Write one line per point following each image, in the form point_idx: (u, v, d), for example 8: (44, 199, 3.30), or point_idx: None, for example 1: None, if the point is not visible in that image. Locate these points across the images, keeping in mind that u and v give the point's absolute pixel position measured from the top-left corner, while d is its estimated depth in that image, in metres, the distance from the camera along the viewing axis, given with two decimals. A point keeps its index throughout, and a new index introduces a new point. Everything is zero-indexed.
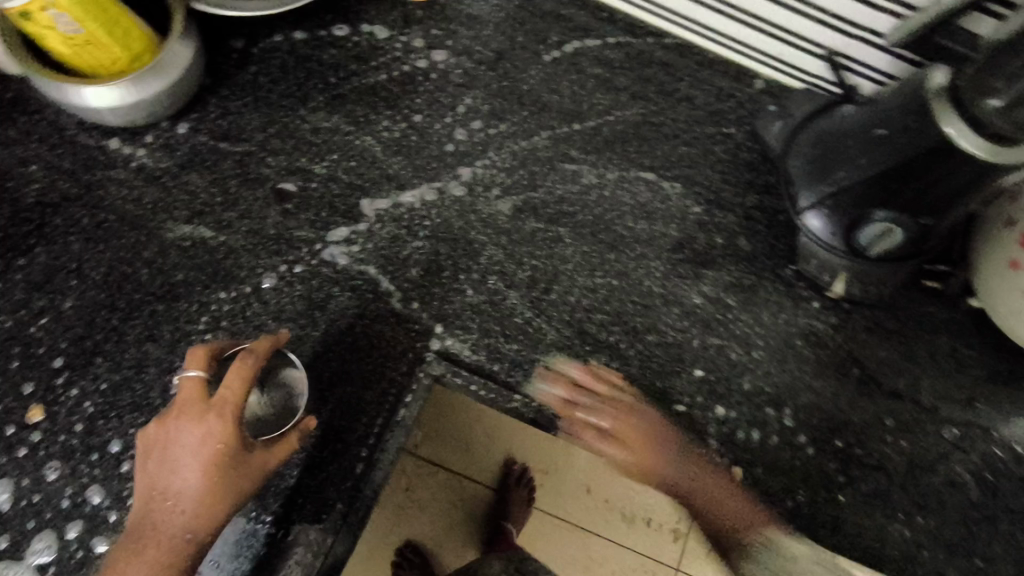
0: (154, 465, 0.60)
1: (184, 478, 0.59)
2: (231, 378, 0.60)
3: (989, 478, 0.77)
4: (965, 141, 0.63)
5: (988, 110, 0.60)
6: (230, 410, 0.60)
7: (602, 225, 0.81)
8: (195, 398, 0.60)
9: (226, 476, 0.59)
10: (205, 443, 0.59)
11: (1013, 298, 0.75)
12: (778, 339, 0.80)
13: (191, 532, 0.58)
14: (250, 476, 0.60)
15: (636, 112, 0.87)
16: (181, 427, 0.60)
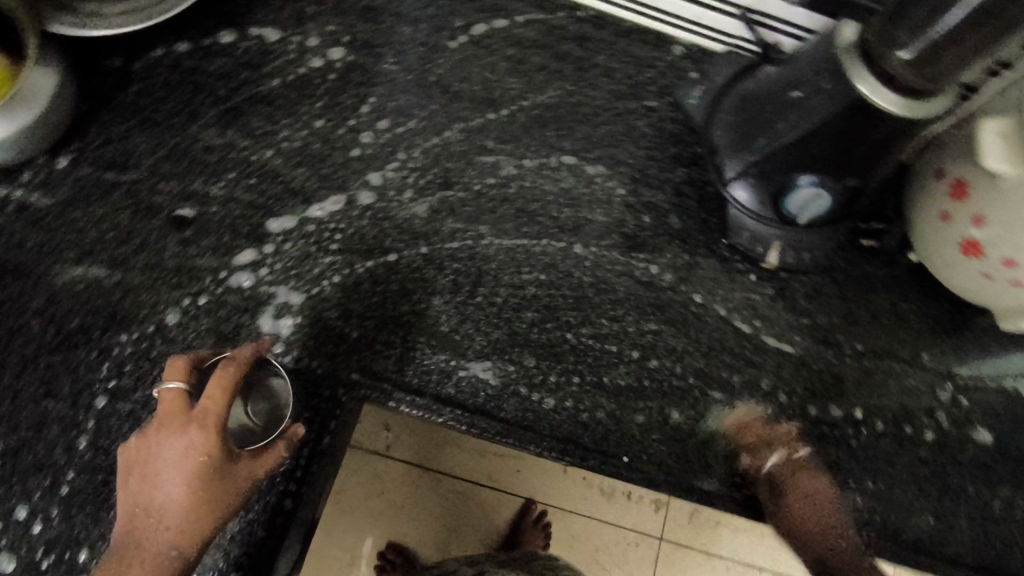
0: (138, 482, 0.58)
1: (169, 492, 0.56)
2: (211, 389, 0.57)
3: (938, 434, 0.77)
4: (880, 97, 0.61)
5: (897, 64, 0.59)
6: (212, 421, 0.56)
7: (526, 217, 0.77)
8: (176, 411, 0.57)
9: (210, 490, 0.57)
10: (188, 457, 0.56)
11: (950, 250, 0.74)
12: (715, 317, 0.77)
13: (177, 549, 0.56)
14: (234, 487, 0.58)
15: (552, 94, 0.83)
16: (163, 441, 0.57)
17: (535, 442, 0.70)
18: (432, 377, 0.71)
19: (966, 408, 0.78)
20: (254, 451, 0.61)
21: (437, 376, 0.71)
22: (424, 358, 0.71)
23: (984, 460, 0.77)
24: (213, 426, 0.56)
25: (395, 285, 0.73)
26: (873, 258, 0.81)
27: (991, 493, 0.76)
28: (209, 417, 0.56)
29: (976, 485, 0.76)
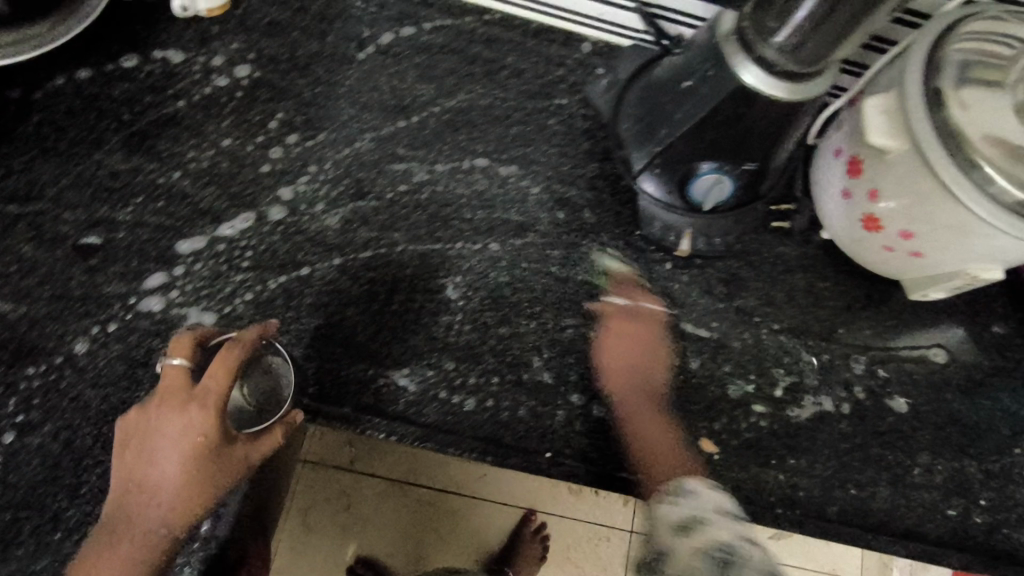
0: (137, 454, 0.60)
1: (164, 469, 0.59)
2: (214, 372, 0.58)
3: (855, 406, 0.79)
4: (768, 87, 0.64)
5: (772, 57, 0.62)
6: (212, 403, 0.58)
7: (439, 222, 0.78)
8: (176, 390, 0.59)
9: (203, 471, 0.59)
10: (184, 438, 0.58)
11: (853, 227, 0.76)
12: (633, 308, 0.79)
13: (169, 522, 0.59)
14: (229, 469, 0.60)
15: (462, 98, 0.84)
16: (161, 419, 0.59)
17: (457, 444, 0.71)
18: (351, 388, 0.71)
19: (882, 380, 0.81)
20: (253, 434, 0.62)
21: (356, 386, 0.71)
22: (343, 369, 0.72)
23: (900, 428, 0.79)
24: (212, 410, 0.58)
25: (310, 298, 0.73)
26: (786, 238, 0.84)
27: (911, 460, 0.78)
28: (210, 399, 0.58)
29: (897, 453, 0.78)
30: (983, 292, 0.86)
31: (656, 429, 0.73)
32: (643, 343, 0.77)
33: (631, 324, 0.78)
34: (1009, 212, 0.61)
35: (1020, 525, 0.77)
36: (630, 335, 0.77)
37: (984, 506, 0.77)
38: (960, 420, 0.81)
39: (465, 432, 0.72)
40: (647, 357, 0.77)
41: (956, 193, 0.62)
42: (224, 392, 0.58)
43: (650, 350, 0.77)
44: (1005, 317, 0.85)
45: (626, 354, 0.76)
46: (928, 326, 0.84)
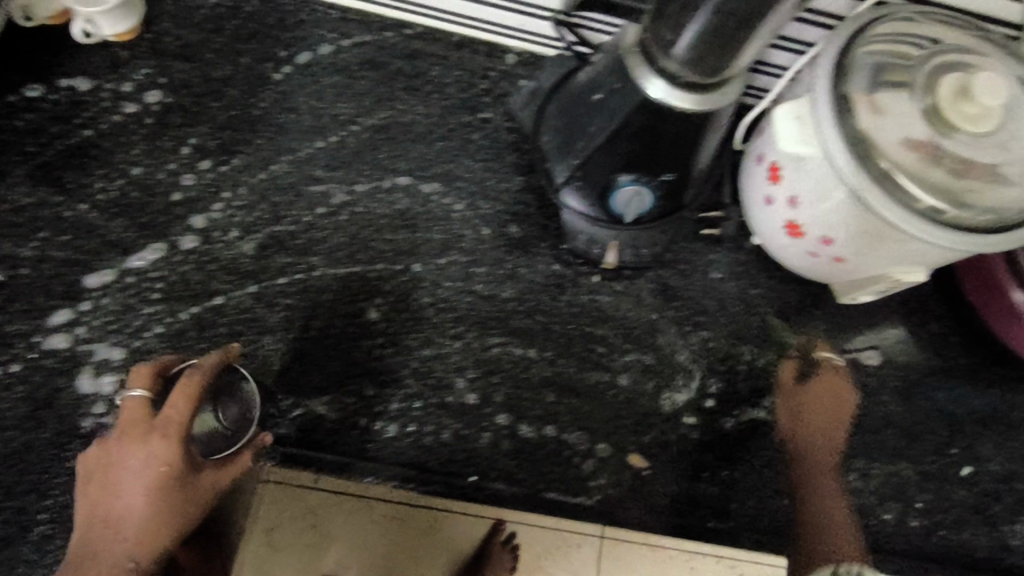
0: (97, 489, 0.57)
1: (130, 501, 0.56)
2: (175, 398, 0.56)
3: (789, 414, 0.78)
4: (677, 99, 0.63)
5: (677, 71, 0.61)
6: (175, 431, 0.56)
7: (359, 244, 0.76)
8: (137, 419, 0.56)
9: (170, 500, 0.56)
10: (149, 467, 0.55)
11: (778, 232, 0.76)
12: (561, 323, 0.77)
13: (135, 562, 0.55)
14: (196, 498, 0.58)
15: (383, 115, 0.82)
16: (124, 450, 0.56)
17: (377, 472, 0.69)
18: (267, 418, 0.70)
19: (817, 386, 0.80)
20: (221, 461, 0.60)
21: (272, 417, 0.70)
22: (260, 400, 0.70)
23: (835, 434, 0.78)
24: (173, 436, 0.55)
25: (224, 329, 0.71)
26: (715, 246, 0.83)
27: (845, 466, 0.77)
28: (172, 426, 0.55)
29: (832, 459, 0.77)
30: (917, 291, 0.86)
31: (812, 485, 0.73)
32: (826, 399, 0.78)
33: (820, 387, 0.78)
34: (920, 219, 0.61)
35: (955, 525, 0.77)
36: (817, 396, 0.78)
37: (920, 509, 0.77)
38: (897, 422, 0.80)
39: (388, 459, 0.71)
40: (831, 416, 0.77)
41: (869, 202, 0.61)
42: (187, 415, 0.56)
43: (834, 406, 0.78)
44: (940, 315, 0.85)
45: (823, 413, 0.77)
46: (861, 328, 0.83)
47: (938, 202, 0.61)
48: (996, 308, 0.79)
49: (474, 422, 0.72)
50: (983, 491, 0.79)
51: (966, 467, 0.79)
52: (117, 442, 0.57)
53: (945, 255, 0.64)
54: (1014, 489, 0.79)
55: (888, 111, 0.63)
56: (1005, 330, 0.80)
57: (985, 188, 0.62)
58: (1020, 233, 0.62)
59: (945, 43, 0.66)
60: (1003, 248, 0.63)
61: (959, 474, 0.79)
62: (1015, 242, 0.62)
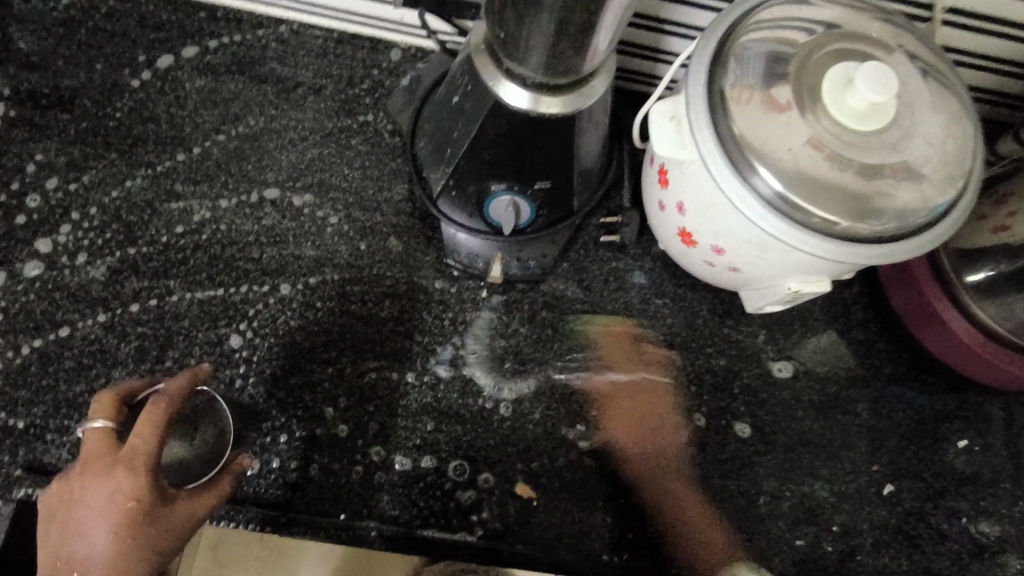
0: (59, 532, 0.51)
1: (94, 542, 0.50)
2: (139, 426, 0.50)
3: (695, 435, 0.72)
4: (547, 105, 0.57)
5: (535, 84, 0.56)
6: (142, 462, 0.50)
7: (222, 264, 0.71)
8: (101, 451, 0.51)
9: (141, 537, 0.50)
10: (116, 502, 0.50)
11: (675, 240, 0.69)
12: (444, 342, 0.71)
13: None
14: (169, 534, 0.52)
15: (252, 122, 0.76)
16: (88, 485, 0.51)
17: (234, 514, 0.64)
18: None
19: (725, 401, 0.74)
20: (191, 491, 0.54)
21: None
22: None
23: (745, 455, 0.72)
24: (143, 467, 0.50)
25: (70, 362, 0.66)
26: (618, 253, 0.77)
27: (754, 489, 0.71)
28: (138, 457, 0.50)
29: (740, 483, 0.71)
30: (841, 294, 0.79)
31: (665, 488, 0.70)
32: (635, 422, 0.71)
33: (621, 397, 0.72)
34: (805, 231, 0.55)
35: (874, 550, 0.71)
36: (625, 412, 0.72)
37: (836, 533, 0.71)
38: (812, 439, 0.74)
39: (248, 499, 0.65)
40: (655, 435, 0.71)
41: (751, 213, 0.55)
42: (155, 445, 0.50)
43: (647, 424, 0.72)
44: (865, 321, 0.79)
45: (647, 434, 0.71)
46: (776, 337, 0.77)
47: (825, 211, 0.55)
48: (920, 315, 0.74)
49: (343, 455, 0.67)
50: (905, 510, 0.73)
51: (888, 485, 0.73)
52: (79, 477, 0.51)
53: (840, 265, 0.58)
54: (940, 507, 0.73)
55: (774, 110, 0.57)
56: (932, 340, 0.74)
57: (881, 191, 0.56)
58: (920, 241, 0.56)
59: (838, 28, 0.59)
60: (904, 258, 0.56)
61: (881, 493, 0.73)
62: (914, 250, 0.56)
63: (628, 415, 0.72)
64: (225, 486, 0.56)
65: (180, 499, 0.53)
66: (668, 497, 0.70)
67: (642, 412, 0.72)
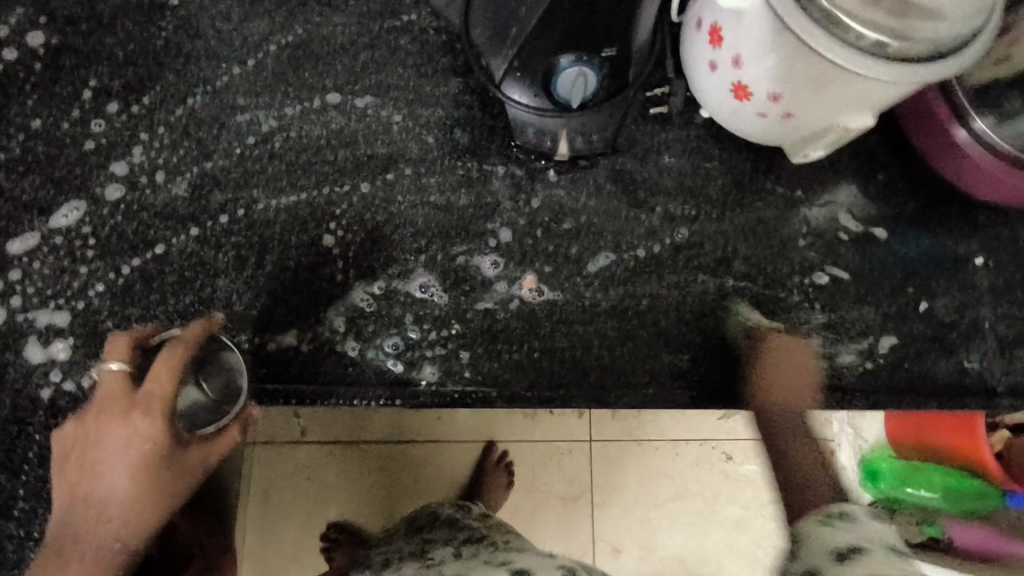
0: (74, 469, 0.54)
1: (112, 481, 0.53)
2: (156, 373, 0.53)
3: (759, 278, 0.79)
4: None
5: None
6: (157, 409, 0.53)
7: (299, 169, 0.72)
8: (117, 397, 0.53)
9: (159, 475, 0.54)
10: (132, 445, 0.53)
11: (725, 98, 0.75)
12: (523, 221, 0.75)
13: (121, 541, 0.54)
14: (185, 475, 0.55)
15: (300, 30, 0.76)
16: (104, 428, 0.53)
17: (361, 395, 0.68)
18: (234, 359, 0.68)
19: (781, 245, 0.80)
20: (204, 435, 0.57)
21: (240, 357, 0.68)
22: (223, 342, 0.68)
23: (805, 291, 0.79)
24: (159, 412, 0.53)
25: (173, 277, 0.68)
26: (665, 124, 0.81)
27: (817, 320, 0.79)
28: (155, 402, 0.53)
29: (803, 315, 0.79)
30: (865, 142, 0.87)
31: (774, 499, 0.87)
32: (795, 376, 0.77)
33: (785, 362, 0.76)
34: (858, 54, 0.61)
35: (919, 359, 0.81)
36: (787, 362, 0.76)
37: (887, 349, 0.80)
38: (858, 272, 0.82)
39: (370, 380, 0.69)
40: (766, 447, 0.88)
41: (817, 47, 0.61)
42: (169, 390, 0.53)
43: (802, 376, 0.77)
44: (887, 165, 0.86)
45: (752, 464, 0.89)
46: (816, 186, 0.84)
47: (877, 32, 0.60)
48: (934, 147, 0.83)
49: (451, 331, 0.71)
50: (938, 322, 0.83)
51: (923, 303, 0.83)
52: (96, 419, 0.54)
53: (892, 91, 0.65)
54: (966, 316, 0.84)
55: None
56: (951, 168, 0.83)
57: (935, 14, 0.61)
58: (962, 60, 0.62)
59: None
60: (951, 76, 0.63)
61: (917, 310, 0.82)
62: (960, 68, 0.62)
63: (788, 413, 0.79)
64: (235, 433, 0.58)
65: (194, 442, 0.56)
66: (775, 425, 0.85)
67: (793, 368, 0.76)
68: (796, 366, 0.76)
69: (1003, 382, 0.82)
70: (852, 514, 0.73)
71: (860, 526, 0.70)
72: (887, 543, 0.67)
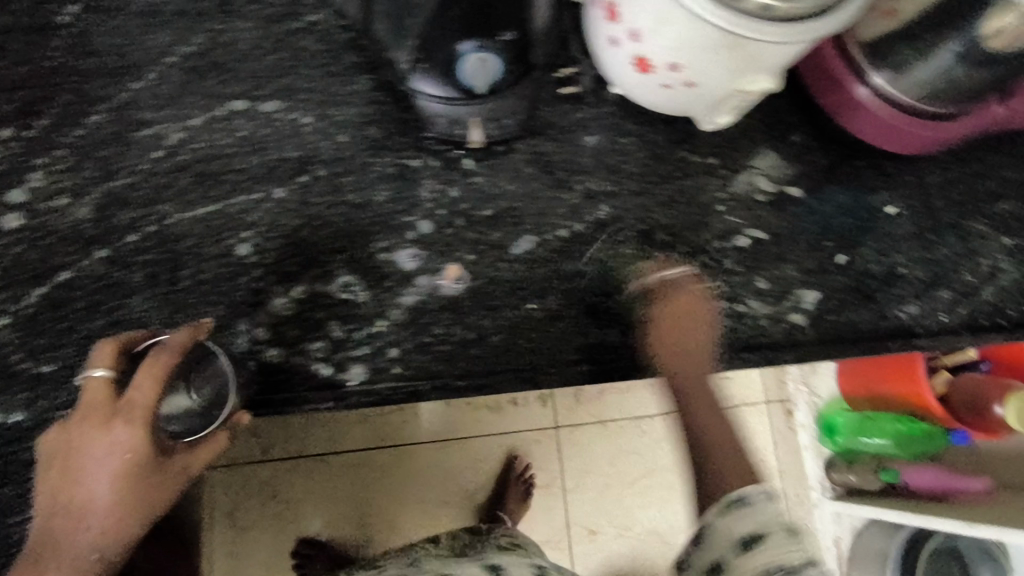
0: (58, 474, 0.58)
1: (95, 488, 0.58)
2: (141, 378, 0.58)
3: (681, 247, 0.81)
4: None
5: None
6: (140, 415, 0.58)
7: (210, 180, 0.71)
8: (101, 403, 0.58)
9: (140, 480, 0.58)
10: (114, 453, 0.57)
11: (630, 74, 0.76)
12: (443, 211, 0.75)
13: (99, 551, 0.58)
14: (167, 482, 0.60)
15: (201, 38, 0.75)
16: (86, 435, 0.58)
17: (290, 399, 0.68)
18: None
19: (699, 212, 0.82)
20: (190, 441, 0.62)
21: None
22: None
23: (727, 255, 0.81)
24: (141, 417, 0.57)
25: (84, 301, 0.66)
26: (578, 103, 0.82)
27: (740, 282, 0.81)
28: (136, 409, 0.57)
29: (727, 279, 0.80)
30: (775, 105, 0.89)
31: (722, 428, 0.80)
32: (682, 338, 0.76)
33: (680, 317, 0.76)
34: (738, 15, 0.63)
35: (841, 308, 0.83)
36: (673, 324, 0.77)
37: (810, 303, 0.82)
38: (777, 231, 0.84)
39: (298, 384, 0.68)
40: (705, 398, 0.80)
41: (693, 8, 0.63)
42: (152, 399, 0.58)
43: (692, 336, 0.77)
44: (798, 125, 0.89)
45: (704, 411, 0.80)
46: (731, 152, 0.85)
47: None
48: (841, 103, 0.86)
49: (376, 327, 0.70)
50: (858, 273, 0.85)
51: (842, 256, 0.85)
52: (79, 427, 0.58)
53: (782, 50, 0.66)
54: (884, 264, 0.87)
55: None
56: (859, 122, 0.86)
57: None
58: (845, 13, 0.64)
59: None
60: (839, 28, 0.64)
61: (836, 262, 0.85)
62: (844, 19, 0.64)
63: (698, 391, 0.80)
64: (224, 438, 0.63)
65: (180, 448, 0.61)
66: (711, 427, 0.80)
67: (689, 323, 0.77)
68: (692, 317, 0.77)
69: (921, 324, 0.86)
70: (768, 498, 0.69)
71: (752, 513, 0.68)
72: (785, 527, 0.66)
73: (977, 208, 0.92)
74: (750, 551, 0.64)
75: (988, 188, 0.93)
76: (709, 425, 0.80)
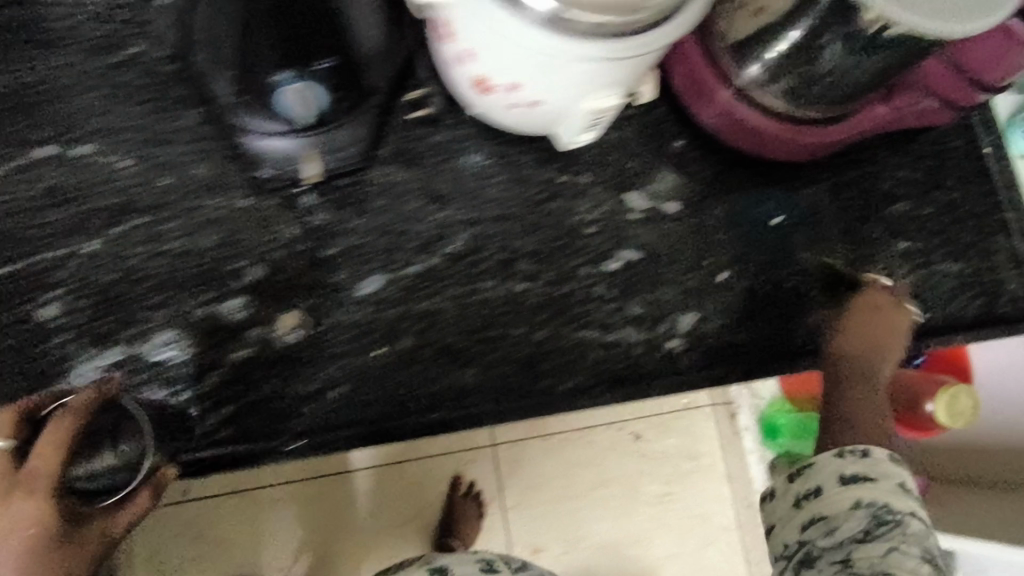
0: None
1: None
2: (39, 448, 0.56)
3: (548, 276, 0.76)
4: None
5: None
6: (42, 486, 0.56)
7: (14, 236, 0.66)
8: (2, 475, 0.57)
9: (49, 554, 0.56)
10: (18, 527, 0.55)
11: (477, 94, 0.70)
12: (279, 253, 0.69)
13: None
14: (84, 550, 0.58)
15: (5, 79, 0.68)
16: None
17: None
18: None
19: (568, 236, 0.77)
20: (109, 504, 0.60)
21: None
22: None
23: (598, 281, 0.77)
24: (41, 489, 0.56)
25: None
26: (433, 125, 0.76)
27: (611, 309, 0.76)
28: (39, 480, 0.56)
29: (596, 308, 0.76)
30: (652, 115, 0.84)
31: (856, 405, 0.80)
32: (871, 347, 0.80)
33: (867, 320, 0.80)
34: (576, 37, 0.57)
35: (723, 329, 0.79)
36: (864, 327, 0.79)
37: (686, 327, 0.78)
38: (653, 251, 0.79)
39: None
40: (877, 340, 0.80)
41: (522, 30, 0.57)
42: (53, 468, 0.56)
43: (882, 333, 0.80)
44: (676, 135, 0.84)
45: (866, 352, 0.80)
46: (601, 169, 0.80)
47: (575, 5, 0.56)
48: (731, 124, 0.81)
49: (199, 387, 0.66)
50: (741, 290, 0.81)
51: (723, 273, 0.81)
52: None
53: (628, 63, 0.61)
54: (771, 279, 0.82)
55: None
56: (748, 140, 0.82)
57: None
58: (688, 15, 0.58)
59: None
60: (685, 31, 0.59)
61: (717, 280, 0.81)
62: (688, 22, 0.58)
63: (858, 373, 0.82)
64: (148, 498, 0.61)
65: (98, 514, 0.59)
66: (857, 419, 0.79)
67: (877, 325, 0.80)
68: (887, 319, 0.80)
69: (809, 340, 0.82)
70: (895, 460, 0.73)
71: (868, 462, 0.72)
72: (901, 482, 0.71)
73: (870, 211, 0.88)
74: (859, 485, 0.70)
75: (882, 189, 0.89)
76: (858, 405, 0.80)
